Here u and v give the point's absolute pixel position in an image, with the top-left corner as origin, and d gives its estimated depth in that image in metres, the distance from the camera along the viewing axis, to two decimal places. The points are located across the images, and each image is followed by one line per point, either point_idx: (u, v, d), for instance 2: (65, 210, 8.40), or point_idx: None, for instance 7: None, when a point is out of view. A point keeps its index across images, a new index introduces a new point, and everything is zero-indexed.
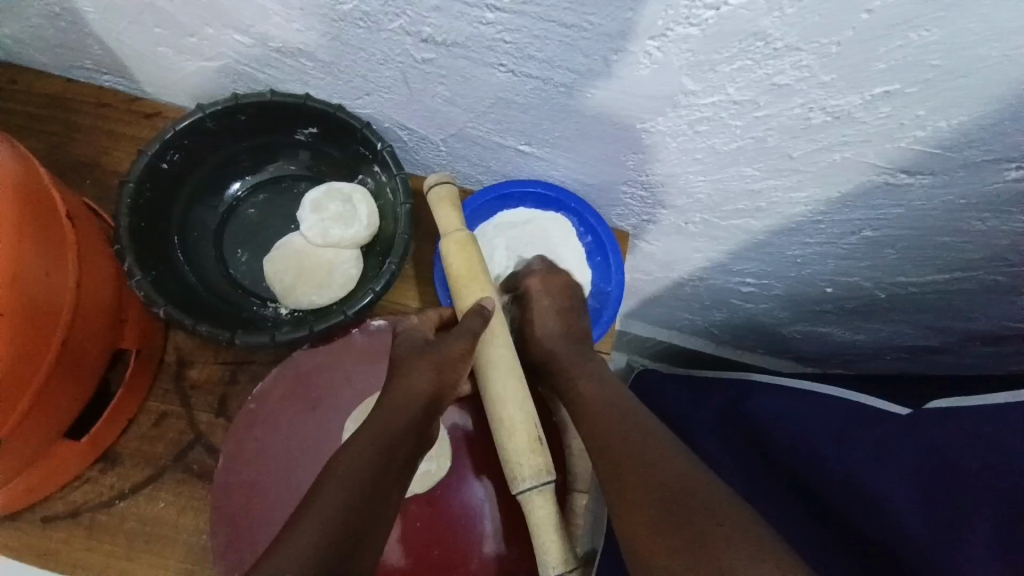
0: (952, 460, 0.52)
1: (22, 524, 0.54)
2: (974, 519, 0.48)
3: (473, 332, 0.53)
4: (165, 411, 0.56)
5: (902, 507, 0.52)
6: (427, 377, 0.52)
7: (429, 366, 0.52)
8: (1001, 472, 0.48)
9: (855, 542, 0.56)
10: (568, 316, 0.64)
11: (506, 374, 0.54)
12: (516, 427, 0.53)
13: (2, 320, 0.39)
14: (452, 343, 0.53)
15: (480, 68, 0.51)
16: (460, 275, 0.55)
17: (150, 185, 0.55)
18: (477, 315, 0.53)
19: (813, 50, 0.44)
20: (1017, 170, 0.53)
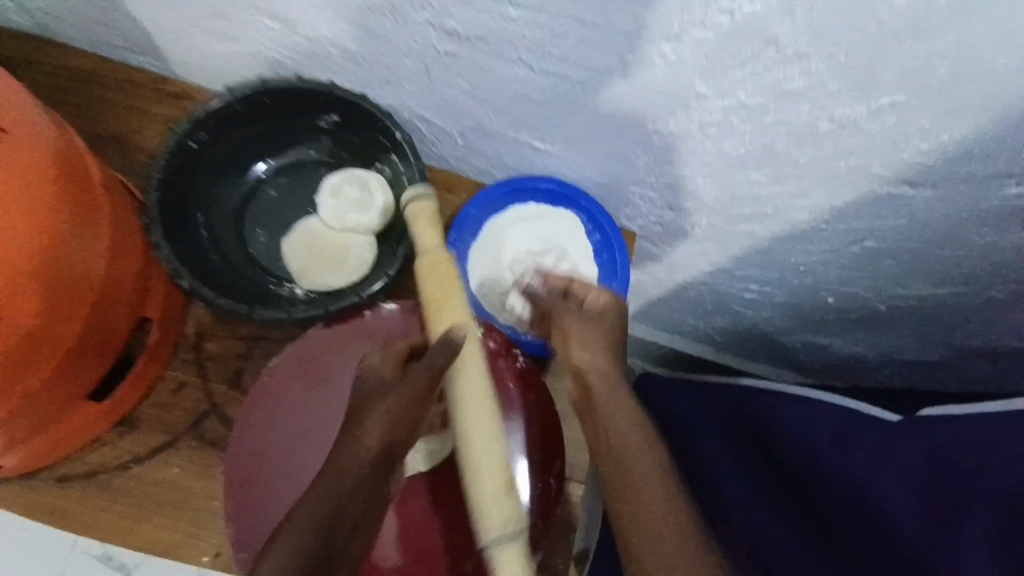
0: (951, 460, 0.54)
1: (40, 482, 0.56)
2: (973, 520, 0.51)
3: (432, 372, 0.50)
4: (182, 381, 0.59)
5: (902, 508, 0.54)
6: (385, 427, 0.49)
7: (384, 413, 0.50)
8: (998, 473, 0.51)
9: (852, 546, 0.57)
10: (606, 343, 0.61)
11: (476, 409, 0.49)
12: (483, 468, 0.47)
13: (39, 281, 0.42)
14: (412, 382, 0.50)
15: (501, 63, 0.53)
16: (431, 296, 0.52)
17: (178, 162, 0.58)
18: (445, 346, 0.50)
19: (822, 57, 0.45)
20: (1017, 185, 0.55)
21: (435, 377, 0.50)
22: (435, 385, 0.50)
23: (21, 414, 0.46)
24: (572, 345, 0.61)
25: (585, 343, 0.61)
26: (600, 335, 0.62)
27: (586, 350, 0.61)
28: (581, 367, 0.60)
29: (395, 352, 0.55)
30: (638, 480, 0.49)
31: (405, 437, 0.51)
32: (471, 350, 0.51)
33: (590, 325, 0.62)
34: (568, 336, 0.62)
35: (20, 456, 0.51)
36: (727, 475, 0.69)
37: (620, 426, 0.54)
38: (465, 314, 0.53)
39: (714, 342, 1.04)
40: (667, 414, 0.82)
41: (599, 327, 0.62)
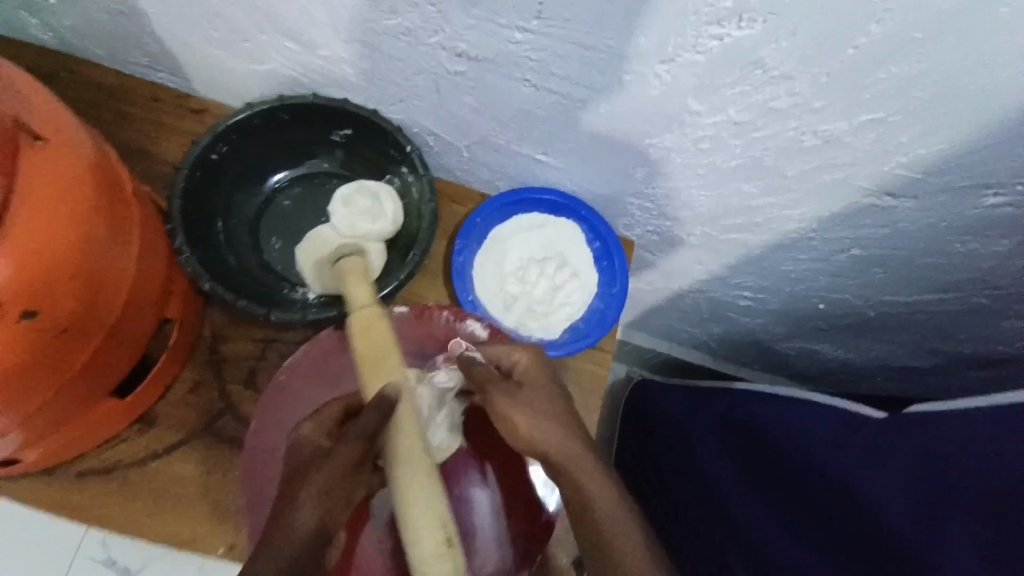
0: (938, 458, 0.60)
1: (57, 478, 0.58)
2: (962, 512, 0.56)
3: (367, 433, 0.47)
4: (199, 380, 0.61)
5: (892, 501, 0.60)
6: (318, 504, 0.47)
7: (316, 488, 0.47)
8: (982, 465, 0.57)
9: (850, 538, 0.61)
10: (552, 395, 0.55)
11: (416, 472, 0.45)
12: (421, 535, 0.43)
13: (71, 281, 0.42)
14: (345, 449, 0.48)
15: (507, 81, 0.57)
16: (364, 358, 0.51)
17: (200, 173, 0.61)
18: (377, 407, 0.47)
19: (806, 78, 0.49)
20: (993, 196, 0.58)
21: (370, 439, 0.47)
22: (372, 448, 0.48)
23: (47, 408, 0.47)
24: (516, 406, 0.53)
25: (533, 406, 0.53)
26: (546, 389, 0.55)
27: (535, 408, 0.53)
28: (531, 436, 0.52)
29: (328, 417, 0.53)
30: (600, 520, 0.49)
31: (339, 509, 0.48)
32: (405, 410, 0.48)
33: (537, 375, 0.56)
34: (513, 401, 0.53)
35: (42, 450, 0.53)
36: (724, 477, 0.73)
37: (575, 471, 0.51)
38: (401, 373, 0.50)
39: (710, 349, 1.07)
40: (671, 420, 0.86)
41: (546, 382, 0.56)
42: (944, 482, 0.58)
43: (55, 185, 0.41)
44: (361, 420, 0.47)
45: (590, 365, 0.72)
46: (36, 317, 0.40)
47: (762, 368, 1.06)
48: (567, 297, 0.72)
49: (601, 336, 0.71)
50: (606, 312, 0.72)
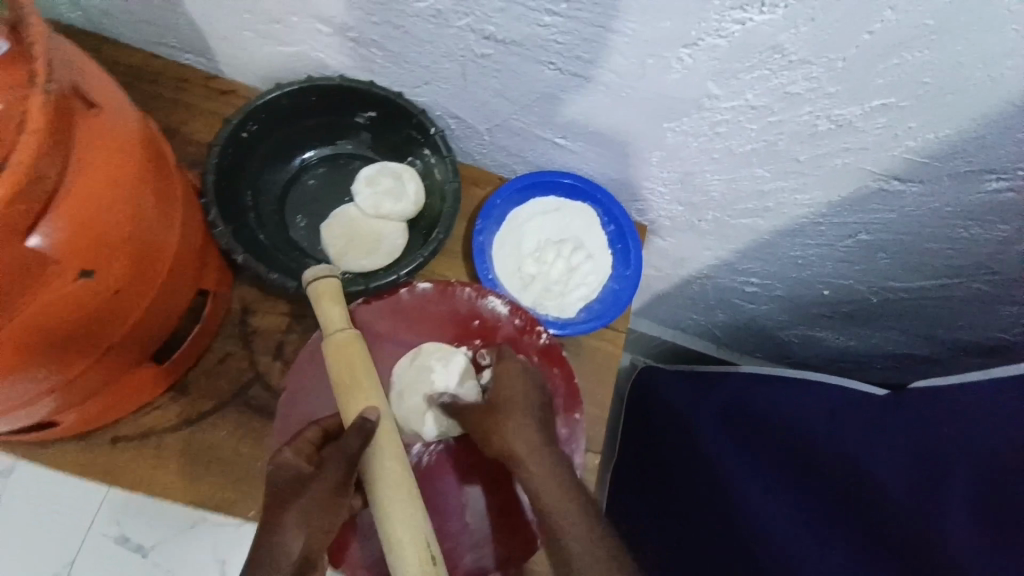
0: (930, 426, 0.66)
1: (92, 443, 0.60)
2: (954, 472, 0.62)
3: (348, 457, 0.48)
4: (228, 351, 0.64)
5: (890, 470, 0.66)
6: (304, 528, 0.49)
7: (301, 512, 0.49)
8: (970, 428, 0.64)
9: (857, 506, 0.66)
10: (527, 406, 0.58)
11: (395, 491, 0.47)
12: (404, 548, 0.45)
13: (123, 253, 0.44)
14: (328, 474, 0.49)
15: (532, 65, 0.59)
16: (338, 383, 0.50)
17: (231, 150, 0.63)
18: (357, 432, 0.47)
19: (823, 64, 0.51)
20: (996, 181, 0.61)
21: (351, 462, 0.48)
22: (353, 470, 0.49)
23: (91, 370, 0.49)
24: (498, 414, 0.57)
25: (510, 417, 0.57)
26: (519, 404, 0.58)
27: (513, 419, 0.57)
28: (508, 445, 0.56)
29: (307, 441, 0.52)
30: (562, 524, 0.52)
31: (323, 534, 0.50)
32: (385, 431, 0.49)
33: (513, 388, 0.59)
34: (492, 412, 0.57)
35: (80, 415, 0.55)
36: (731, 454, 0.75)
37: (537, 477, 0.54)
38: (379, 395, 0.50)
39: (715, 337, 1.10)
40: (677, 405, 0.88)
41: (524, 393, 0.59)
42: (944, 458, 0.63)
43: (111, 156, 0.42)
44: (343, 445, 0.48)
45: (604, 343, 0.75)
46: (92, 277, 0.42)
47: (765, 355, 1.09)
48: (582, 278, 0.74)
49: (616, 315, 0.72)
50: (621, 292, 0.74)
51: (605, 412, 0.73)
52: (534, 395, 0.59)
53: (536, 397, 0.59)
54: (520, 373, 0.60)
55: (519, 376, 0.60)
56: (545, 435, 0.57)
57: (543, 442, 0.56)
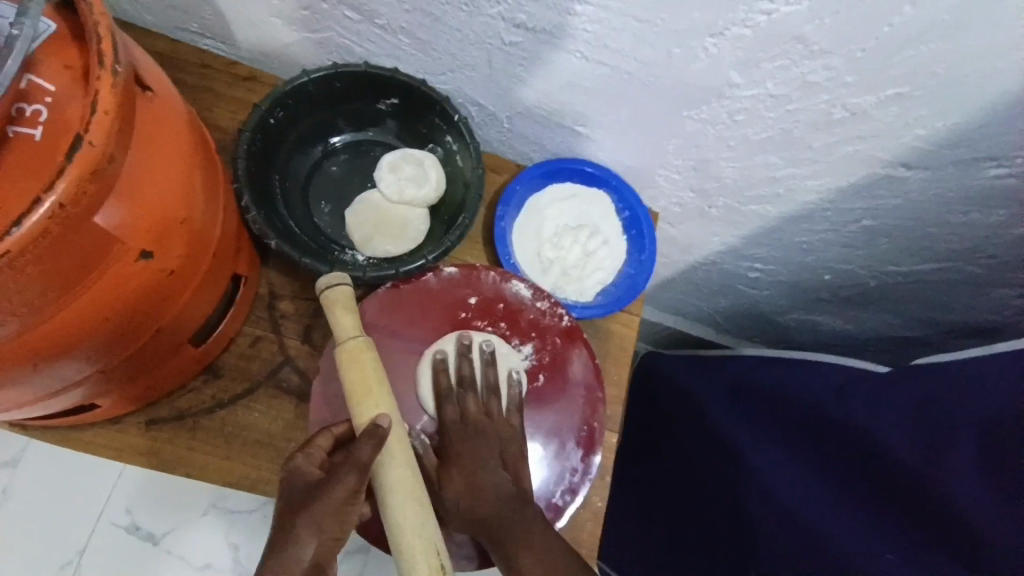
0: (938, 396, 0.66)
1: (126, 426, 0.61)
2: (960, 440, 0.63)
3: (362, 463, 0.48)
4: (260, 334, 0.65)
5: (900, 445, 0.65)
6: (316, 534, 0.47)
7: (313, 520, 0.47)
8: (972, 396, 0.64)
9: (872, 480, 0.66)
10: (480, 467, 0.58)
11: (406, 498, 0.48)
12: (416, 559, 0.46)
13: (181, 236, 0.46)
14: (341, 481, 0.48)
15: (560, 53, 0.60)
16: (352, 389, 0.50)
17: (260, 135, 0.63)
18: (370, 438, 0.48)
19: (843, 54, 0.54)
20: (996, 168, 0.64)
21: (365, 468, 0.48)
22: (365, 478, 0.49)
23: (143, 352, 0.50)
24: (455, 481, 0.58)
25: (467, 485, 0.57)
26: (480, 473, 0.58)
27: (471, 485, 0.57)
28: (471, 514, 0.57)
29: (319, 447, 0.51)
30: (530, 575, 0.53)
31: (336, 542, 0.48)
32: (397, 439, 0.50)
33: (467, 454, 0.59)
34: (450, 482, 0.58)
35: (119, 398, 0.56)
36: (740, 431, 0.78)
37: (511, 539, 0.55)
38: (392, 403, 0.51)
39: (716, 323, 1.13)
40: (685, 385, 0.91)
41: (478, 454, 0.58)
42: (951, 426, 0.64)
43: (165, 139, 0.43)
44: (356, 453, 0.48)
45: (620, 326, 0.77)
46: (151, 258, 0.43)
47: (764, 340, 1.12)
48: (599, 262, 0.76)
49: (634, 298, 0.75)
50: (637, 276, 0.76)
51: (622, 392, 0.75)
52: (489, 456, 0.59)
53: (490, 457, 0.59)
54: (476, 433, 0.60)
55: (472, 437, 0.59)
56: (505, 496, 0.57)
57: (501, 503, 0.57)
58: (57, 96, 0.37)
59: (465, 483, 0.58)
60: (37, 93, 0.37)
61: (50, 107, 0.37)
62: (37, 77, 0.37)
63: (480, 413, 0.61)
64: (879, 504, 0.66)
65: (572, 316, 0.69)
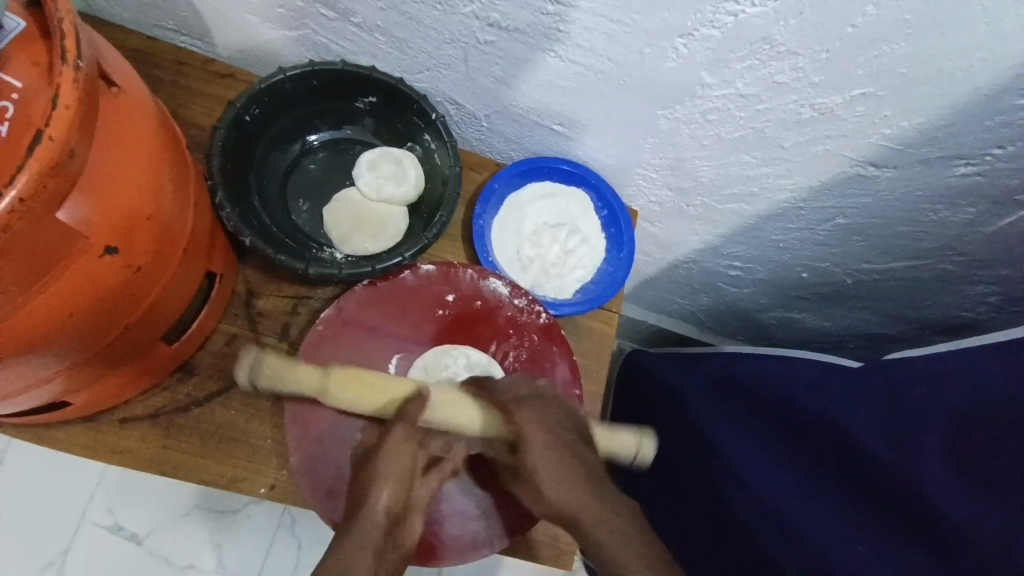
0: (903, 391, 0.67)
1: (98, 425, 0.61)
2: (932, 435, 0.62)
3: (411, 419, 0.55)
4: (236, 333, 0.65)
5: (870, 442, 0.65)
6: (386, 485, 0.53)
7: (382, 476, 0.54)
8: (944, 393, 0.63)
9: (845, 475, 0.67)
10: (554, 440, 0.56)
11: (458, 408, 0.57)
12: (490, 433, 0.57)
13: (147, 234, 0.46)
14: (392, 438, 0.55)
15: (534, 52, 0.61)
16: (368, 399, 0.56)
17: (235, 133, 0.63)
18: (417, 399, 0.56)
19: (809, 54, 0.55)
20: (964, 166, 0.65)
21: (412, 423, 0.55)
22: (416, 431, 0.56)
23: (114, 347, 0.50)
24: (535, 459, 0.55)
25: (547, 459, 0.55)
26: (552, 444, 0.55)
27: (546, 468, 0.55)
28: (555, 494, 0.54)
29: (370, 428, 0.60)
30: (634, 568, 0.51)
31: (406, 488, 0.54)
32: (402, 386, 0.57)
33: (535, 437, 0.55)
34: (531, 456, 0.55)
35: (90, 395, 0.55)
36: (716, 426, 0.79)
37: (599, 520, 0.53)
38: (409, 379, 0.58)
39: (698, 320, 1.14)
40: (666, 383, 0.92)
41: (546, 425, 0.56)
42: (921, 424, 0.63)
43: (131, 136, 0.43)
44: (396, 414, 0.56)
45: (598, 324, 0.78)
46: (116, 253, 0.43)
47: (746, 337, 1.14)
48: (577, 260, 0.77)
49: (612, 295, 0.75)
50: (615, 274, 0.77)
51: (601, 386, 0.76)
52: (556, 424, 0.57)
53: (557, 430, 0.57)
54: (536, 401, 0.58)
55: (535, 409, 0.57)
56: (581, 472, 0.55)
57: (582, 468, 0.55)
58: (24, 92, 0.37)
59: (539, 447, 0.55)
60: (5, 91, 0.37)
61: (17, 103, 0.37)
62: (6, 75, 0.37)
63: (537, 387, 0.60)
64: (850, 499, 0.66)
65: (550, 313, 0.69)
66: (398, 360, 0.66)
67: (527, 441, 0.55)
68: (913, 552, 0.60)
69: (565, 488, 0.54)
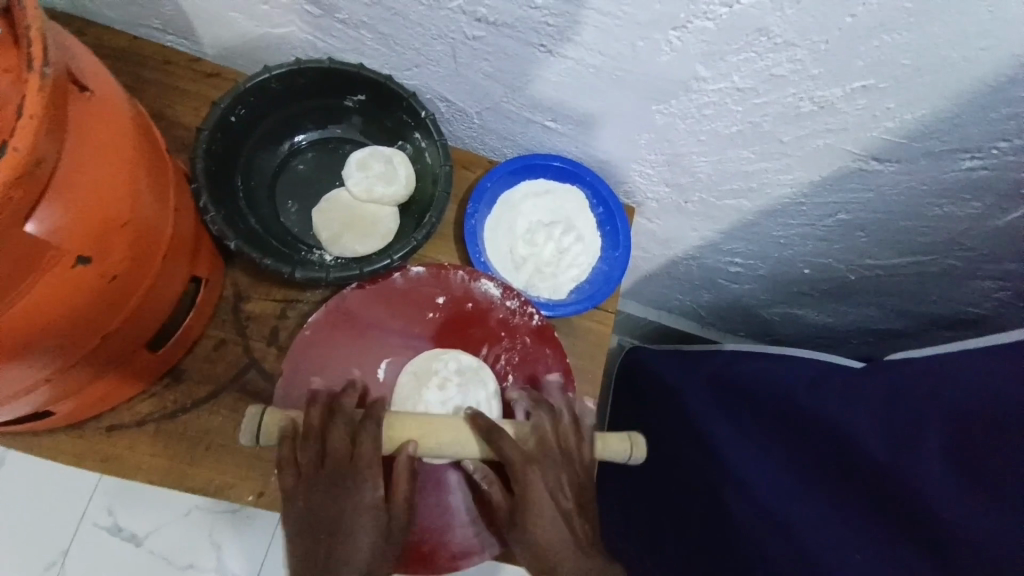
0: (903, 388, 0.65)
1: (85, 432, 0.60)
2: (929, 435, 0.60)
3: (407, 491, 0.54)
4: (224, 338, 0.64)
5: (868, 442, 0.64)
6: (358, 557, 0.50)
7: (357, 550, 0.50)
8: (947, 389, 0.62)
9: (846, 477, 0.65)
10: (559, 502, 0.54)
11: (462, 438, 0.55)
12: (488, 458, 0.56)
13: (122, 242, 0.45)
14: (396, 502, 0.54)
15: (524, 47, 0.59)
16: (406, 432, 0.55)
17: (220, 134, 0.62)
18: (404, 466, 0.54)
19: (807, 45, 0.53)
20: (970, 160, 0.63)
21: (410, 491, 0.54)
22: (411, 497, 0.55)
23: (94, 357, 0.49)
24: (537, 517, 0.53)
25: (545, 517, 0.53)
26: (554, 501, 0.54)
27: (542, 524, 0.53)
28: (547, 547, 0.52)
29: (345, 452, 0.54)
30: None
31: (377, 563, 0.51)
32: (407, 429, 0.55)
33: (541, 497, 0.54)
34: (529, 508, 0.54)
35: (75, 404, 0.55)
36: (715, 426, 0.78)
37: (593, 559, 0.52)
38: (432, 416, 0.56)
39: (699, 316, 1.12)
40: (666, 382, 0.90)
41: (556, 490, 0.55)
42: (918, 423, 0.62)
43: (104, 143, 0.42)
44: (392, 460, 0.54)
45: (595, 324, 0.76)
46: (89, 263, 0.42)
47: (748, 333, 1.12)
48: (573, 259, 0.76)
49: (608, 294, 0.73)
50: (611, 273, 0.75)
51: (597, 388, 0.75)
52: (565, 488, 0.55)
53: (563, 490, 0.55)
54: (550, 460, 0.56)
55: (547, 469, 0.56)
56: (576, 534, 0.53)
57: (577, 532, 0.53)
58: None
59: (544, 505, 0.54)
60: None
61: None
62: None
63: (555, 434, 0.58)
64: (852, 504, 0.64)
65: (544, 314, 0.68)
66: (388, 365, 0.65)
67: (533, 500, 0.54)
68: (905, 552, 0.59)
69: (562, 547, 0.52)
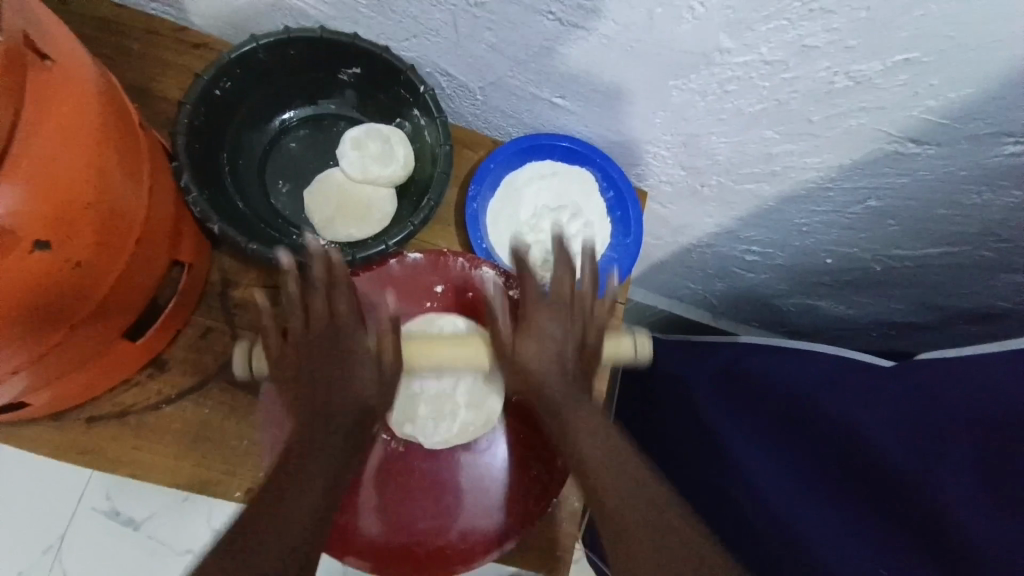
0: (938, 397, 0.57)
1: (66, 423, 0.58)
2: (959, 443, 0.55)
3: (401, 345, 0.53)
4: (211, 326, 0.61)
5: (890, 451, 0.58)
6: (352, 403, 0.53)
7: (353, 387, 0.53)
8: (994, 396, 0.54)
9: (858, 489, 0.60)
10: (563, 349, 0.54)
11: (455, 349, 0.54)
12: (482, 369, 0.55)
13: (87, 226, 0.41)
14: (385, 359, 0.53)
15: (530, 14, 0.54)
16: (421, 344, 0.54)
17: (205, 108, 0.58)
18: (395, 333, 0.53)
19: (845, 13, 0.48)
20: (1014, 145, 0.58)
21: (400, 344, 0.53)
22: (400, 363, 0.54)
23: (65, 347, 0.46)
24: (534, 359, 0.54)
25: (547, 362, 0.54)
26: (554, 351, 0.54)
27: (540, 368, 0.54)
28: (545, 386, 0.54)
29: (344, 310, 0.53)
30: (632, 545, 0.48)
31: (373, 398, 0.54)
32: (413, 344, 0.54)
33: (542, 349, 0.54)
34: (529, 353, 0.54)
35: (50, 396, 0.52)
36: None
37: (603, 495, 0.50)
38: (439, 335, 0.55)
39: (711, 306, 1.07)
40: (669, 374, 0.85)
41: (560, 339, 0.54)
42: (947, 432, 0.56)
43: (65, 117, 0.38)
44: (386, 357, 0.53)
45: None
46: (49, 250, 0.39)
47: (762, 324, 1.07)
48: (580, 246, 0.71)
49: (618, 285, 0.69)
50: (620, 262, 0.71)
51: None
52: (571, 349, 0.54)
53: (572, 346, 0.54)
54: (561, 306, 0.54)
55: (554, 322, 0.54)
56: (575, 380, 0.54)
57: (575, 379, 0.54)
58: None
59: (546, 348, 0.54)
60: None
61: None
62: None
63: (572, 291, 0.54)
64: (866, 518, 0.59)
65: None
66: None
67: (536, 352, 0.54)
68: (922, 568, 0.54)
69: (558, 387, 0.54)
